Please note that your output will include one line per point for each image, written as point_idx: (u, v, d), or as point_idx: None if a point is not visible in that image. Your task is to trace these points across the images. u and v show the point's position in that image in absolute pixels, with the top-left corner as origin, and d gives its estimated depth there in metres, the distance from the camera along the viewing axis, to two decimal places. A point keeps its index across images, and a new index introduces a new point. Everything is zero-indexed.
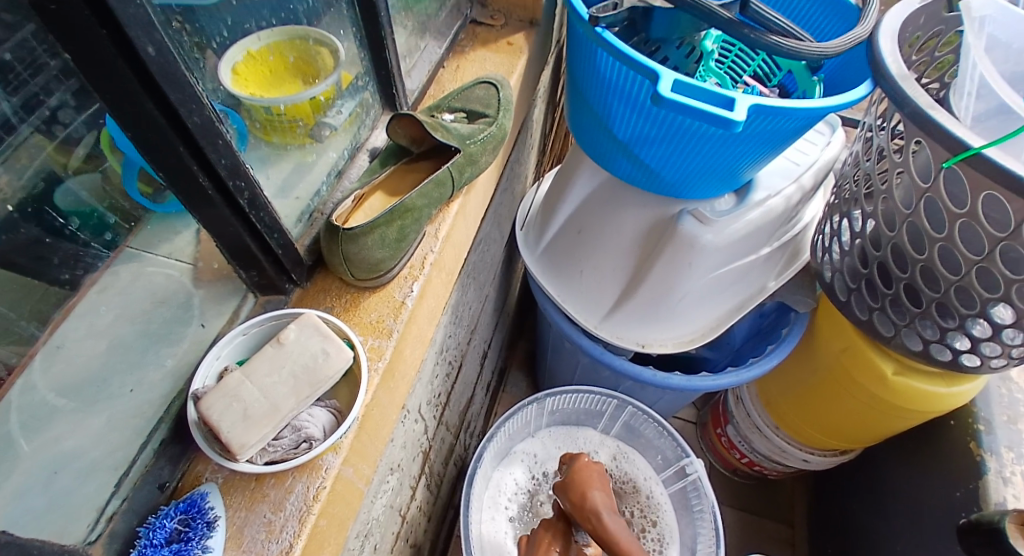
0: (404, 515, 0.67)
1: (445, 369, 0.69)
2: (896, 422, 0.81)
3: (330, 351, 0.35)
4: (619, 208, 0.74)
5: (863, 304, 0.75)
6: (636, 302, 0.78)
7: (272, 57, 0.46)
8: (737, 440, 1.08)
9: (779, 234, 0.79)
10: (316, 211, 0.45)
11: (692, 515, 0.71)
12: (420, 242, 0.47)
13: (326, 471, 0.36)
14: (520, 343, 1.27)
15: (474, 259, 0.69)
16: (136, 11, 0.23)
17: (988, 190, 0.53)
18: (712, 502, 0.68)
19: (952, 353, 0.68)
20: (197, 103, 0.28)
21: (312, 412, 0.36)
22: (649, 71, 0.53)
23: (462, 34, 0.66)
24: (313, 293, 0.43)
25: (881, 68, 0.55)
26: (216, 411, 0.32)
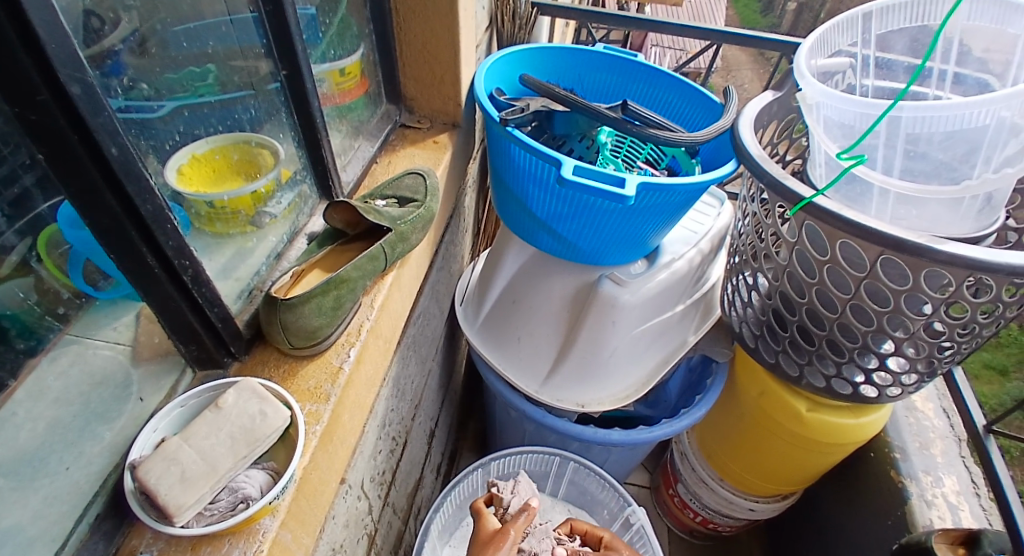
0: None
1: (389, 445, 0.70)
2: (821, 457, 0.88)
3: (268, 411, 0.38)
4: (547, 277, 0.82)
5: (770, 349, 0.83)
6: (571, 364, 0.83)
7: (218, 157, 0.50)
8: (689, 498, 1.10)
9: (690, 292, 0.88)
10: (255, 289, 0.49)
11: None
12: (356, 312, 0.52)
13: (263, 535, 0.37)
14: (470, 423, 1.28)
15: (412, 332, 0.74)
16: (104, 121, 0.29)
17: (843, 238, 0.63)
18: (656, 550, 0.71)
19: (852, 386, 0.76)
20: (151, 194, 0.34)
21: (249, 473, 0.37)
22: (552, 159, 0.63)
23: (393, 136, 0.76)
24: (251, 365, 0.46)
25: (742, 149, 0.68)
26: (154, 475, 0.33)
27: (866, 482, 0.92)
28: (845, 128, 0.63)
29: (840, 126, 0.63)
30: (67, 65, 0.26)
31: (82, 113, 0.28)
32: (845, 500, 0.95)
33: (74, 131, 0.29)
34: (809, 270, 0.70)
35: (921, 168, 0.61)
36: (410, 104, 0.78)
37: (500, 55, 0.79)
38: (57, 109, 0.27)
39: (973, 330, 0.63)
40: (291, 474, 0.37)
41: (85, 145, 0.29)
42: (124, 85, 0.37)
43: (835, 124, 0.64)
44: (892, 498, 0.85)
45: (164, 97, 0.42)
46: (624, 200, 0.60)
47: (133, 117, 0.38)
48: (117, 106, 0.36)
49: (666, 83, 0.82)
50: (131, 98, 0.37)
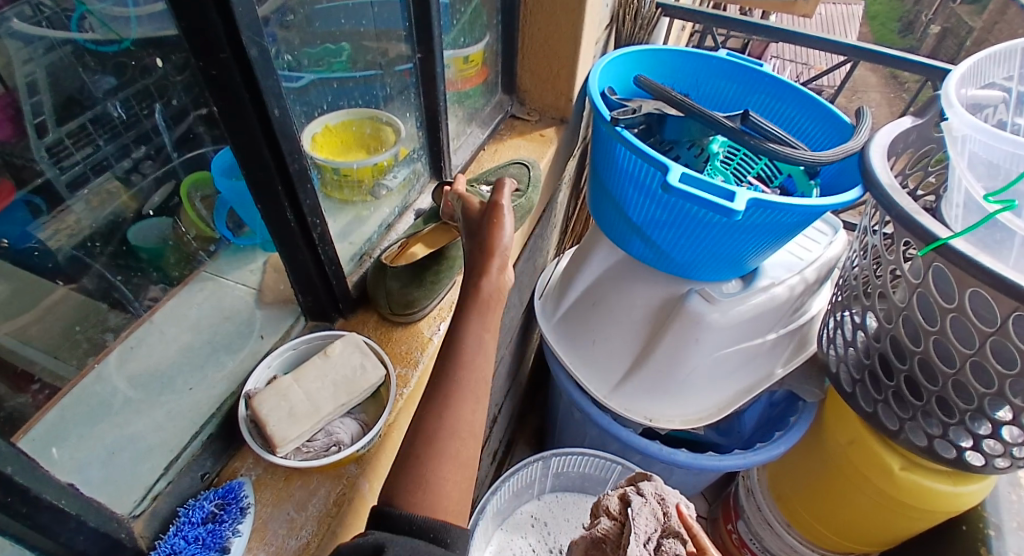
0: None
1: None
2: (907, 521, 0.80)
3: (368, 366, 0.41)
4: (632, 283, 0.81)
5: (868, 396, 0.76)
6: (645, 374, 0.81)
7: (354, 127, 0.55)
8: (749, 538, 1.04)
9: (786, 321, 0.83)
10: (366, 254, 0.52)
11: None
12: (450, 289, 0.54)
13: (347, 479, 0.40)
14: (530, 417, 1.29)
15: None
16: (272, 84, 0.33)
17: (973, 286, 0.57)
18: None
19: (957, 451, 0.68)
20: (299, 154, 0.37)
21: (343, 420, 0.40)
22: (660, 164, 0.62)
23: (502, 125, 0.77)
24: (353, 324, 0.49)
25: (871, 177, 0.63)
26: (266, 407, 0.37)
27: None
28: (992, 167, 0.57)
29: (987, 163, 0.58)
30: (250, 28, 0.29)
31: (256, 74, 0.31)
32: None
33: (247, 90, 0.32)
34: (929, 317, 0.64)
35: None
36: (523, 95, 0.80)
37: (617, 55, 0.78)
38: (235, 66, 0.31)
39: None
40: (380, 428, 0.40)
41: (254, 103, 0.33)
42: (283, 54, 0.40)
43: (981, 160, 0.58)
44: None
45: (306, 69, 0.44)
46: (732, 215, 0.58)
47: (290, 85, 0.42)
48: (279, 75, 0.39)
49: (792, 98, 0.78)
50: (288, 68, 0.41)
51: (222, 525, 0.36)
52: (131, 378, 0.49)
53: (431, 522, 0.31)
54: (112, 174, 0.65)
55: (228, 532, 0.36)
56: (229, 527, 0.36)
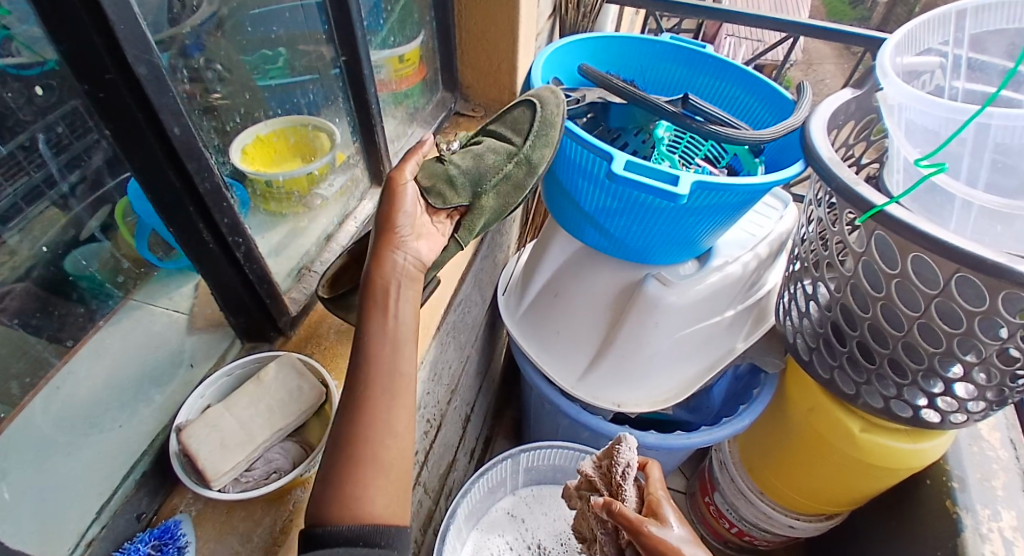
0: None
1: (423, 427, 0.73)
2: (871, 480, 0.83)
3: (304, 387, 0.39)
4: (590, 272, 0.81)
5: (825, 363, 0.78)
6: (610, 361, 0.81)
7: (276, 138, 0.52)
8: (725, 509, 1.06)
9: (743, 297, 0.84)
10: (304, 268, 0.51)
11: None
12: None
13: (292, 504, 0.39)
14: (507, 412, 1.29)
15: (453, 319, 0.75)
16: (169, 101, 0.31)
17: (914, 251, 0.58)
18: None
19: (912, 408, 0.70)
20: (208, 172, 0.35)
21: (283, 445, 0.39)
22: (603, 153, 0.61)
23: (447, 123, 0.76)
24: (295, 340, 0.47)
25: (812, 151, 0.63)
26: (196, 442, 0.36)
27: (918, 509, 0.85)
28: (929, 133, 0.58)
29: (924, 131, 0.59)
30: (135, 45, 0.28)
31: (147, 92, 0.29)
32: (895, 527, 0.89)
33: (140, 110, 0.30)
34: (875, 283, 0.65)
35: (1011, 184, 0.56)
36: (466, 92, 0.78)
37: (571, 39, 0.78)
38: (124, 86, 0.29)
39: None
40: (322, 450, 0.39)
41: (150, 123, 0.31)
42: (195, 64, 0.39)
43: (918, 128, 0.59)
44: (945, 530, 0.79)
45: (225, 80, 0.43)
46: (676, 199, 0.58)
47: (207, 96, 0.40)
48: (193, 85, 0.38)
49: (734, 78, 0.78)
50: (195, 76, 0.38)
51: None
52: (60, 420, 0.48)
53: (362, 526, 0.33)
54: (48, 200, 0.48)
55: None
56: None
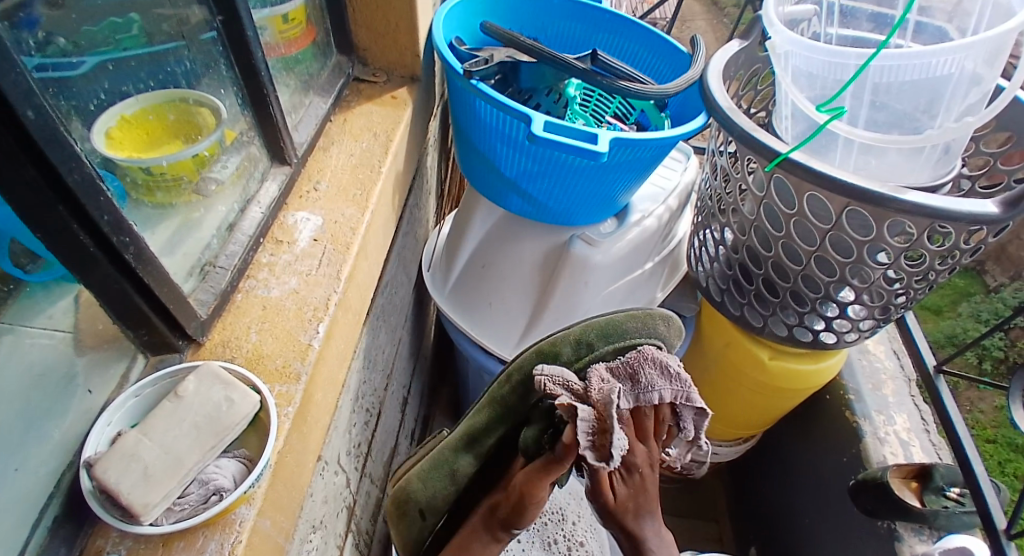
0: None
1: (363, 417, 0.70)
2: (780, 401, 0.92)
3: (235, 398, 0.35)
4: (516, 240, 0.80)
5: (735, 301, 0.84)
6: (543, 325, 0.82)
7: (151, 117, 0.44)
8: None
9: (659, 249, 0.88)
10: (208, 264, 0.45)
11: None
12: (323, 285, 0.47)
13: (240, 525, 0.34)
14: (442, 387, 1.28)
15: (382, 301, 0.71)
16: (17, 80, 0.25)
17: (810, 190, 0.63)
18: None
19: (812, 332, 0.78)
20: (78, 162, 0.29)
21: (219, 463, 0.34)
22: (521, 115, 0.60)
23: (347, 91, 0.70)
24: (210, 347, 0.42)
25: (711, 102, 0.66)
26: (113, 474, 0.30)
27: (820, 420, 0.98)
28: (813, 78, 0.63)
29: (808, 76, 0.63)
30: None
31: None
32: (798, 439, 1.02)
33: None
34: (775, 224, 0.71)
35: (884, 120, 0.62)
36: (363, 55, 0.73)
37: (455, 2, 0.73)
38: None
39: (930, 279, 0.67)
40: (264, 461, 0.35)
41: None
42: (50, 38, 0.31)
43: (803, 73, 0.63)
44: (848, 436, 0.91)
45: (87, 51, 0.35)
46: (598, 158, 0.58)
47: (62, 74, 0.32)
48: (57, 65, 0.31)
49: (632, 33, 0.79)
50: (55, 56, 0.31)
51: None
52: None
53: None
54: None
55: None
56: None
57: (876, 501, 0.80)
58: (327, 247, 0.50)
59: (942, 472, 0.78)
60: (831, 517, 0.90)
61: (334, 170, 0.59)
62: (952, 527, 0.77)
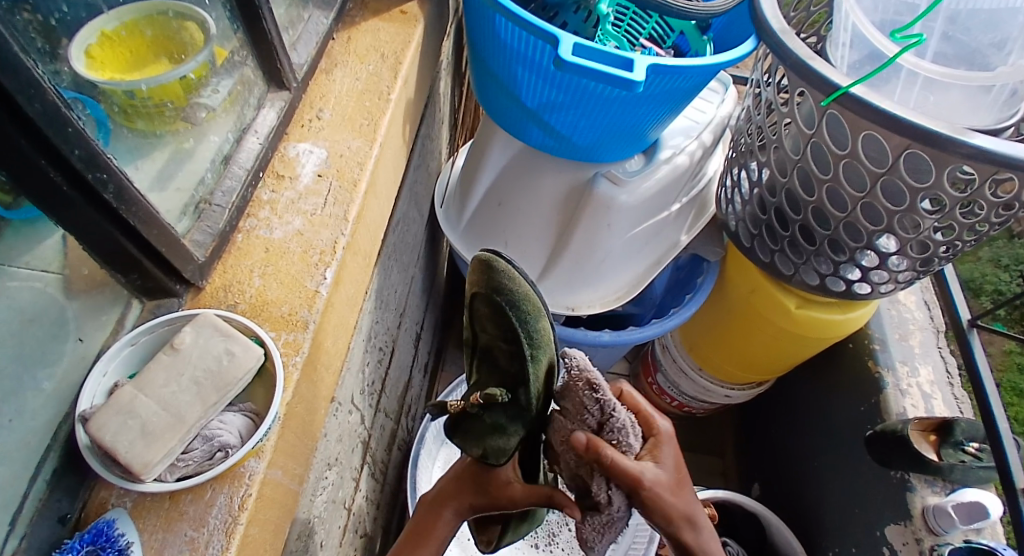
0: (351, 506, 0.68)
1: (376, 357, 0.69)
2: (800, 349, 0.90)
3: (235, 351, 0.31)
4: (535, 176, 0.74)
5: (766, 247, 0.79)
6: (561, 268, 0.79)
7: (125, 33, 0.39)
8: (667, 386, 1.16)
9: (687, 189, 0.82)
10: (203, 202, 0.41)
11: None
12: (329, 225, 0.44)
13: (249, 478, 0.33)
14: (454, 323, 1.28)
15: (393, 240, 0.68)
16: None
17: (867, 130, 0.57)
18: None
19: (846, 283, 0.74)
20: (38, 88, 0.25)
21: (225, 419, 0.32)
22: (549, 37, 0.53)
23: (350, 4, 0.63)
24: (210, 292, 0.39)
25: (763, 24, 0.59)
26: (110, 431, 0.28)
27: (838, 370, 0.97)
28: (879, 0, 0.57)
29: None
30: None
31: None
32: (815, 383, 1.02)
33: None
34: (822, 165, 0.65)
35: (953, 53, 0.54)
36: None
37: None
38: None
39: (983, 231, 0.61)
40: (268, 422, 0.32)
41: None
42: None
43: None
44: (868, 386, 0.90)
45: None
46: (632, 88, 0.51)
47: None
48: None
49: None
50: None
51: None
52: None
53: None
54: None
55: None
56: None
57: (892, 451, 0.80)
58: (332, 184, 0.46)
59: (963, 427, 0.78)
60: (841, 462, 0.92)
61: (339, 96, 0.53)
62: (967, 481, 0.76)
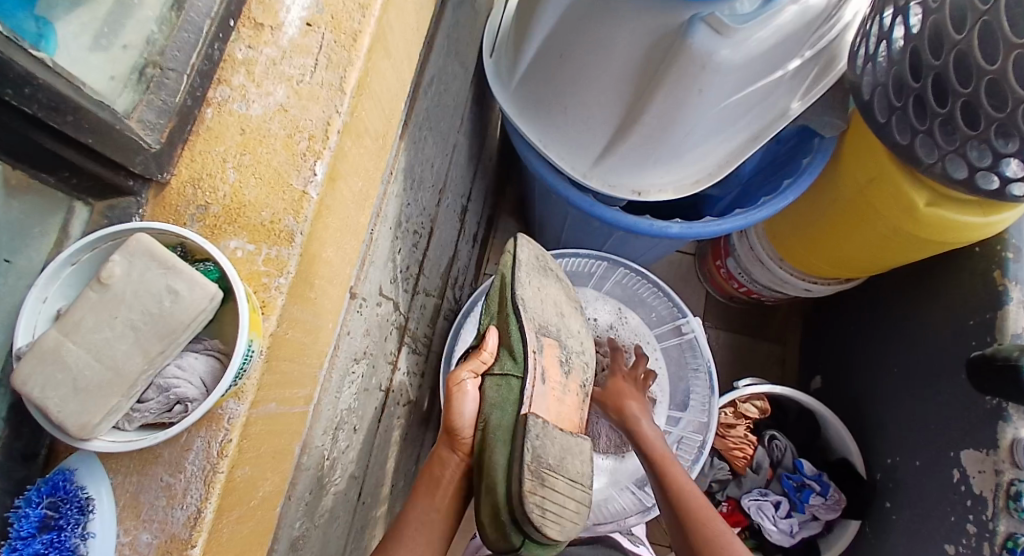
0: (393, 380, 0.66)
1: (411, 240, 0.62)
2: (913, 252, 0.73)
3: (179, 290, 0.24)
4: (609, 18, 0.54)
5: (905, 124, 0.60)
6: (631, 144, 0.65)
7: None
8: (737, 272, 1.03)
9: (815, 39, 0.61)
10: (150, 64, 0.32)
11: (685, 368, 0.78)
12: (320, 100, 0.33)
13: (228, 422, 0.28)
14: (509, 187, 1.18)
15: (427, 103, 0.56)
16: None
17: None
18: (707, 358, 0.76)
19: (1000, 181, 0.54)
20: None
21: (182, 367, 0.26)
22: None
23: None
24: (177, 187, 0.31)
25: None
26: (35, 387, 0.23)
27: (950, 276, 0.78)
28: None
29: None
30: None
31: None
32: (914, 288, 0.85)
33: None
34: None
35: None
36: None
37: None
38: None
39: None
40: (235, 373, 0.26)
41: None
42: None
43: None
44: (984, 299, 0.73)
45: None
46: None
47: None
48: None
49: None
50: None
51: (63, 533, 0.27)
52: None
53: None
54: None
55: (74, 539, 0.27)
56: (73, 533, 0.27)
57: (992, 379, 0.66)
58: (325, 37, 0.34)
59: None
60: (926, 380, 0.80)
61: None
62: None
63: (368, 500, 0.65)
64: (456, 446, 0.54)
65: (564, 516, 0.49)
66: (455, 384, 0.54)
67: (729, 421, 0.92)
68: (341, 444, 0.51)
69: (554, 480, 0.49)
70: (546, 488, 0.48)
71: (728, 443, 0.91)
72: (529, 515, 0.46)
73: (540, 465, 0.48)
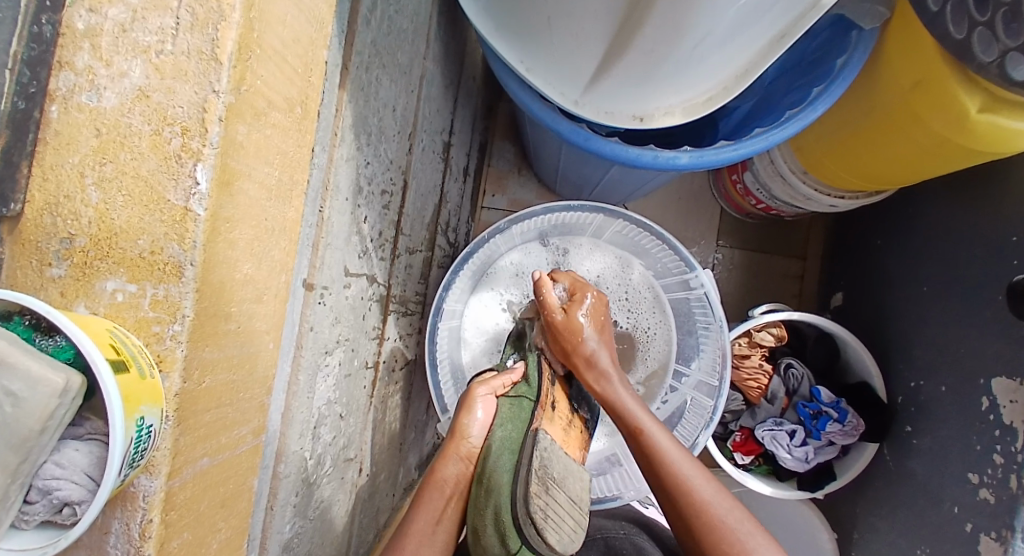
0: (379, 350, 0.62)
1: (379, 200, 0.54)
2: (955, 163, 0.62)
3: (16, 391, 0.20)
4: None
5: (962, 11, 0.48)
6: (626, 62, 0.54)
7: None
8: (754, 188, 0.92)
9: None
10: None
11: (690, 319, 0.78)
12: (186, 78, 0.24)
13: (144, 501, 0.24)
14: (501, 105, 1.06)
15: (373, 35, 0.46)
16: None
17: None
18: (715, 313, 0.75)
19: None
20: None
21: (57, 467, 0.22)
22: None
23: None
24: (35, 218, 0.25)
25: None
26: None
27: (997, 182, 0.67)
28: None
29: None
30: None
31: None
32: (949, 200, 0.74)
33: None
34: None
35: None
36: None
37: None
38: None
39: None
40: (121, 467, 0.22)
41: None
42: None
43: None
44: None
45: None
46: None
47: None
48: None
49: None
50: None
51: None
52: None
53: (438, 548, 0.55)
54: None
55: None
56: None
57: None
58: None
59: None
60: (957, 304, 0.71)
61: None
62: None
63: (372, 471, 0.64)
64: (471, 447, 0.56)
65: (562, 529, 0.49)
66: (467, 410, 0.56)
67: (743, 351, 0.89)
68: (325, 437, 0.48)
69: (555, 492, 0.50)
70: (550, 494, 0.49)
71: (741, 374, 0.89)
72: (531, 514, 0.48)
73: (548, 477, 0.50)
